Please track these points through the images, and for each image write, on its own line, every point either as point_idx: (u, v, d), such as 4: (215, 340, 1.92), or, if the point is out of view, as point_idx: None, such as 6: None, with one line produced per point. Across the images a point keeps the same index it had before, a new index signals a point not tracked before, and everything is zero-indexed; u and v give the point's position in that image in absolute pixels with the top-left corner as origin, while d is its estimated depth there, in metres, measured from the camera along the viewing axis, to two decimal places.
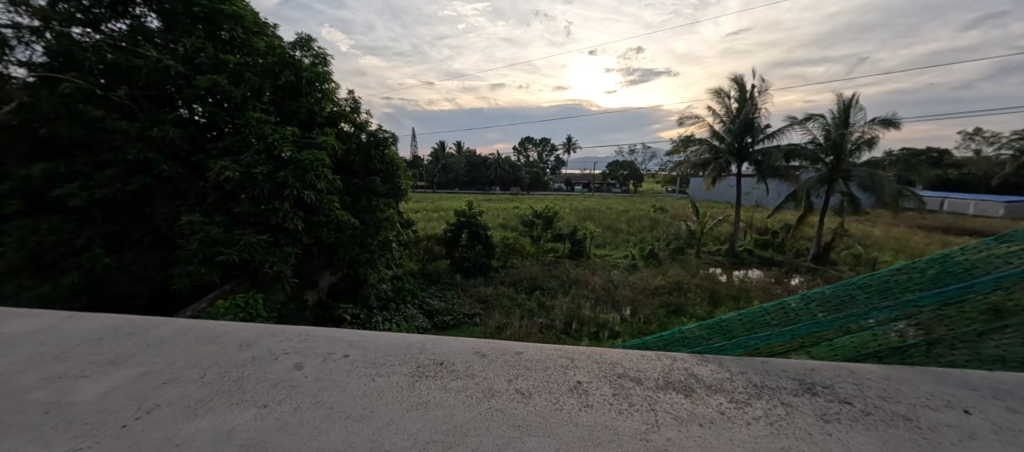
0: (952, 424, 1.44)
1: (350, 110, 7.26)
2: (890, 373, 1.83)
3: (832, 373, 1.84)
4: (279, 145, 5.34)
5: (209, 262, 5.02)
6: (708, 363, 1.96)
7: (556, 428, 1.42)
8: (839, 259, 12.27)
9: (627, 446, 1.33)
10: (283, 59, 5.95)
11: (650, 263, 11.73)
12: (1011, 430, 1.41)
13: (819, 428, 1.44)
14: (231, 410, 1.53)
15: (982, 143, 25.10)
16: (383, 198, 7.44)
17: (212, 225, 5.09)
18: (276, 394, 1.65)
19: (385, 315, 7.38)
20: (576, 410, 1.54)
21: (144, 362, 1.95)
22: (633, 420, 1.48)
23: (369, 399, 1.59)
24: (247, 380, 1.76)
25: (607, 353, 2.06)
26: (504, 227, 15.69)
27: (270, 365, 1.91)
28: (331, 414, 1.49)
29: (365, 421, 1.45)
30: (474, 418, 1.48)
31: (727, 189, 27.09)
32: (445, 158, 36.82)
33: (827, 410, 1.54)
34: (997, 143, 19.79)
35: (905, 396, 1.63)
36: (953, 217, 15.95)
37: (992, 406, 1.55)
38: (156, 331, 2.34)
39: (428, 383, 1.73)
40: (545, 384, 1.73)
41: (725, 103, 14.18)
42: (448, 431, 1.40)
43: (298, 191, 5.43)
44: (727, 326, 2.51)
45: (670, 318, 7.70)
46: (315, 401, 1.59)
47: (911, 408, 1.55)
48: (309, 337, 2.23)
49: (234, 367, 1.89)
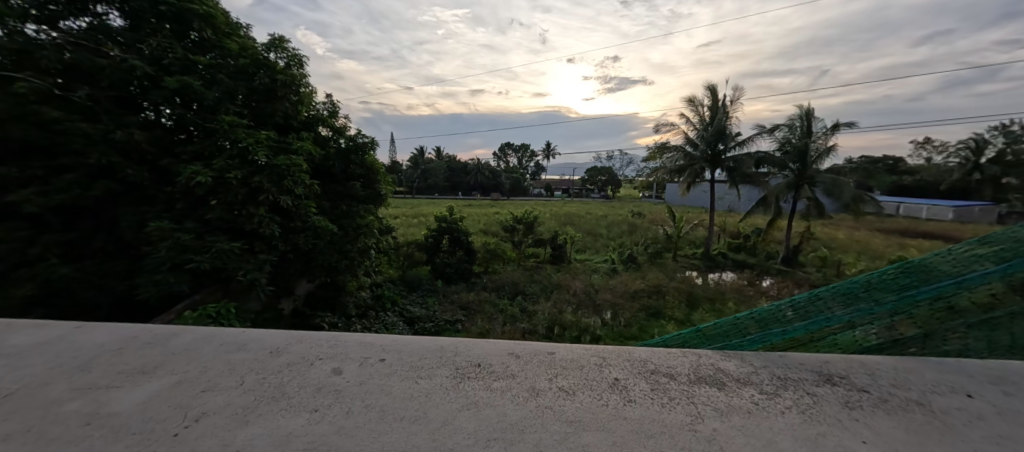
0: (961, 406, 1.54)
1: (328, 114, 7.14)
2: (896, 364, 1.93)
3: (846, 364, 1.93)
4: (254, 150, 5.20)
5: (178, 270, 4.84)
6: (732, 359, 2.01)
7: (608, 423, 1.44)
8: (806, 261, 12.83)
9: (679, 436, 1.35)
10: (257, 61, 5.91)
11: (629, 267, 11.94)
12: (1012, 410, 1.51)
13: (847, 414, 1.51)
14: (283, 415, 1.48)
15: (932, 152, 26.83)
16: (363, 203, 7.39)
17: (183, 232, 4.89)
18: (322, 399, 1.60)
19: (364, 324, 7.23)
20: (621, 405, 1.56)
21: (175, 370, 1.86)
22: (677, 413, 1.51)
23: (418, 401, 1.57)
24: (289, 386, 1.71)
25: (633, 350, 2.10)
26: (485, 233, 15.67)
27: (308, 370, 1.86)
28: (385, 416, 1.46)
29: (421, 422, 1.43)
30: (528, 416, 1.48)
31: (701, 194, 27.94)
32: (423, 164, 36.53)
33: (849, 397, 1.62)
34: (945, 151, 21.17)
35: (915, 384, 1.72)
36: (908, 220, 16.96)
37: (990, 390, 1.67)
38: (178, 337, 2.26)
39: (476, 383, 1.73)
40: (585, 382, 1.75)
41: (698, 111, 14.68)
42: (503, 429, 1.39)
43: (274, 196, 5.29)
44: (741, 323, 2.65)
45: (649, 321, 7.84)
46: (364, 404, 1.55)
47: (923, 394, 1.63)
48: (339, 342, 2.18)
49: (271, 373, 1.82)
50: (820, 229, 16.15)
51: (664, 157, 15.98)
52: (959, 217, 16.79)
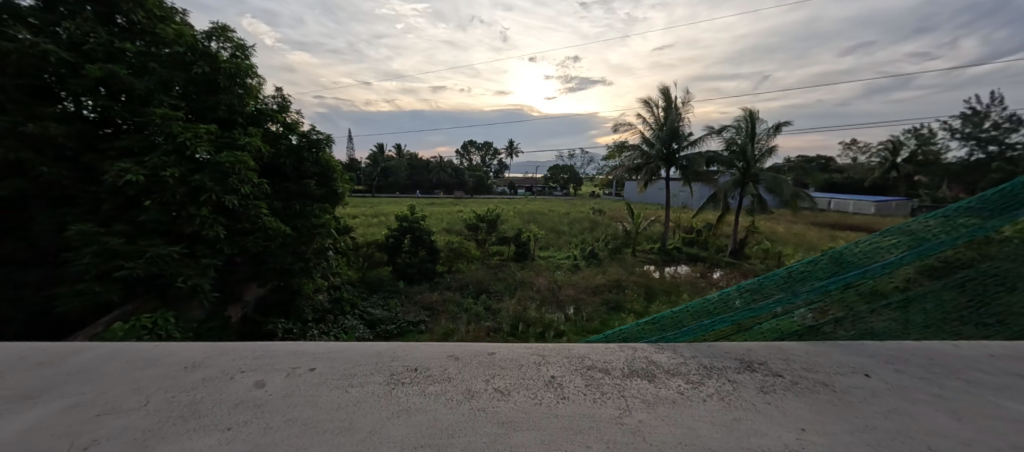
0: (859, 385, 1.70)
1: (278, 108, 6.74)
2: (809, 348, 2.11)
3: (766, 351, 2.08)
4: (193, 145, 4.77)
5: (107, 278, 4.40)
6: (665, 351, 2.11)
7: (540, 421, 1.45)
8: (752, 254, 13.74)
9: (606, 431, 1.39)
10: (195, 49, 5.38)
11: (590, 263, 12.24)
12: (900, 387, 1.69)
13: (760, 398, 1.62)
14: (191, 436, 1.37)
15: (858, 153, 29.62)
16: (318, 203, 7.08)
17: (111, 236, 4.44)
18: (240, 415, 1.50)
19: (321, 328, 6.92)
20: (554, 402, 1.59)
21: (68, 393, 1.69)
22: (607, 407, 1.55)
23: (346, 411, 1.51)
24: (203, 403, 1.59)
25: (573, 347, 2.15)
26: (448, 232, 15.46)
27: (228, 385, 1.75)
28: (308, 430, 1.39)
29: (347, 433, 1.37)
30: (459, 419, 1.46)
31: (657, 192, 29.13)
32: (382, 161, 35.31)
33: (765, 382, 1.74)
34: (867, 151, 23.42)
35: (822, 367, 1.88)
36: (838, 214, 18.62)
37: (885, 369, 1.86)
38: (76, 357, 2.04)
39: (413, 388, 1.70)
40: (522, 381, 1.77)
41: (653, 111, 15.30)
42: (433, 434, 1.36)
43: (218, 196, 4.93)
44: (677, 318, 2.78)
45: (610, 315, 8.08)
46: (285, 418, 1.47)
47: (828, 376, 1.79)
48: (268, 353, 2.07)
49: (183, 391, 1.70)
50: (764, 224, 17.35)
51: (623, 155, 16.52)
52: (880, 211, 18.63)
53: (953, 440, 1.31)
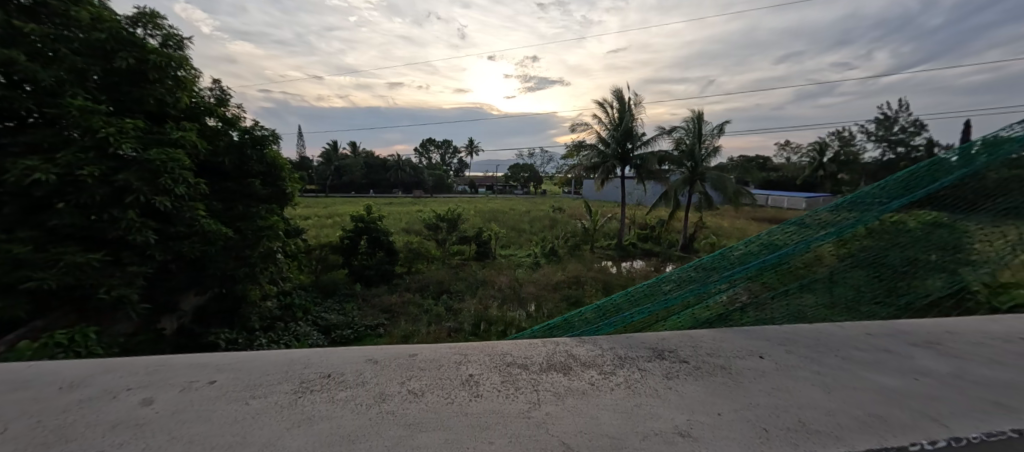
0: (753, 367, 1.81)
1: (216, 102, 6.24)
2: (714, 335, 2.26)
3: (677, 340, 2.20)
4: (115, 141, 4.27)
5: (10, 292, 3.87)
6: (585, 345, 2.17)
7: (447, 421, 1.41)
8: (701, 248, 14.57)
9: (512, 425, 1.37)
10: (117, 35, 4.82)
11: (551, 260, 12.43)
12: (788, 366, 1.82)
13: (662, 383, 1.68)
14: None
15: (791, 153, 32.27)
16: (264, 203, 6.69)
17: (14, 244, 3.92)
18: (116, 438, 1.33)
19: (270, 337, 6.52)
20: (466, 401, 1.56)
21: None
22: (517, 402, 1.55)
23: (243, 424, 1.40)
24: (72, 428, 1.40)
25: (496, 346, 2.15)
26: (407, 232, 15.12)
27: (107, 404, 1.56)
28: (193, 447, 1.26)
29: (237, 448, 1.25)
30: (364, 424, 1.38)
31: (614, 190, 30.10)
32: (336, 160, 33.80)
33: (671, 369, 1.82)
34: (799, 151, 25.58)
35: (724, 352, 2.00)
36: (774, 210, 20.18)
37: (778, 350, 2.00)
38: None
39: (321, 396, 1.60)
40: (437, 381, 1.73)
41: (609, 112, 15.83)
42: (327, 443, 1.27)
43: (147, 197, 4.49)
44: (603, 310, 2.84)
45: (570, 310, 8.25)
46: (170, 437, 1.33)
47: (728, 360, 1.90)
48: (164, 368, 1.90)
49: (52, 416, 1.49)
50: (710, 220, 18.46)
51: (580, 155, 16.96)
52: (810, 206, 20.41)
53: (829, 409, 1.42)
